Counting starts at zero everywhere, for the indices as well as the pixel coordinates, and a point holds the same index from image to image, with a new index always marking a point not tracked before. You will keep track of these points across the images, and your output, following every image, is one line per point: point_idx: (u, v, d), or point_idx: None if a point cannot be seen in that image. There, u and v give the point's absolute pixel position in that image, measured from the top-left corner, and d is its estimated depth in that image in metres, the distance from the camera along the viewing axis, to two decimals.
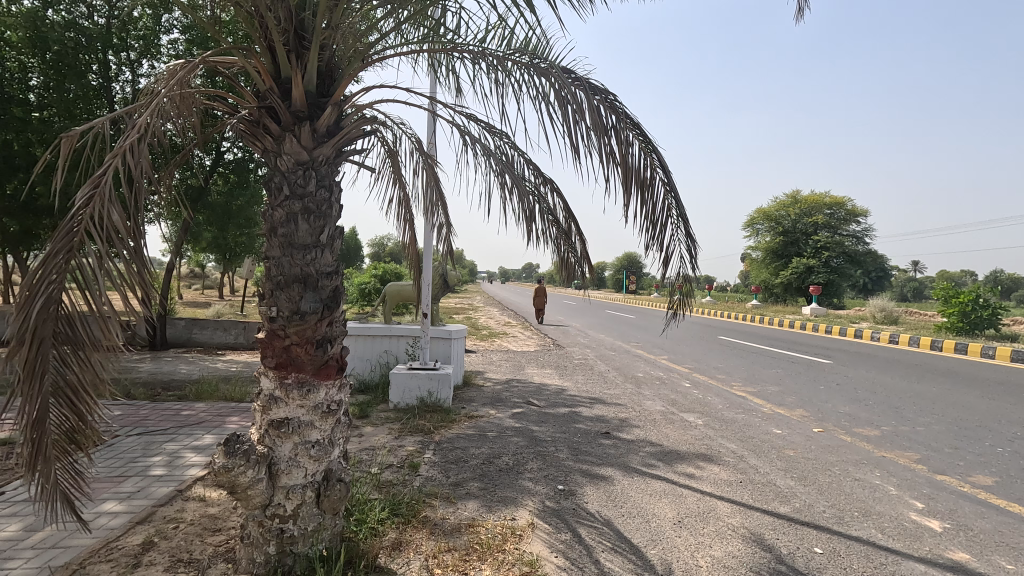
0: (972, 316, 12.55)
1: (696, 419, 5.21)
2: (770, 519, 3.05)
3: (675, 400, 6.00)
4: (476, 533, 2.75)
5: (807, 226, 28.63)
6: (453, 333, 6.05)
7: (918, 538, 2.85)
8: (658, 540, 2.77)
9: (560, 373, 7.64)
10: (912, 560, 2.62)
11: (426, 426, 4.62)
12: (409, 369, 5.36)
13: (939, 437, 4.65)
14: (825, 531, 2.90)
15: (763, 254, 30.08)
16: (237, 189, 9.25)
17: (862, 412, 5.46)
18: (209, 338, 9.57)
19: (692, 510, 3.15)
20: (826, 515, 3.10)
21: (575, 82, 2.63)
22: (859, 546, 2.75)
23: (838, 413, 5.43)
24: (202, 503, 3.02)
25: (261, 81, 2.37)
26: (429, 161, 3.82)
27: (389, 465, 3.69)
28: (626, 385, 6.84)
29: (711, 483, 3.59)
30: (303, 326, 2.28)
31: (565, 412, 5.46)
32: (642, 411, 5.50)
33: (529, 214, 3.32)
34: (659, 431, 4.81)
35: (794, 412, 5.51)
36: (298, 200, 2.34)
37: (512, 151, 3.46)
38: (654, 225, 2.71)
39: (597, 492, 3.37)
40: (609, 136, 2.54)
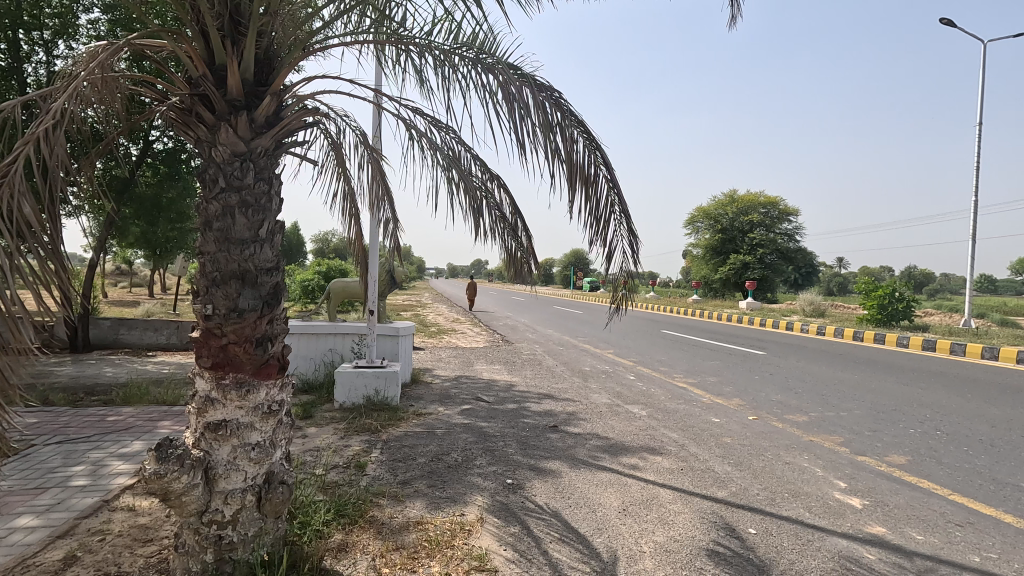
0: (889, 308, 13.55)
1: (640, 410, 5.38)
2: (709, 503, 3.19)
3: (621, 392, 6.18)
4: (425, 530, 2.74)
5: (743, 225, 30.12)
6: (400, 330, 5.96)
7: (841, 514, 3.06)
8: (603, 528, 2.86)
9: (509, 369, 7.70)
10: (835, 536, 2.81)
11: (373, 425, 4.54)
12: (355, 367, 5.25)
13: (860, 421, 5.00)
14: (759, 513, 3.07)
15: (703, 252, 31.40)
16: (168, 181, 8.80)
17: (793, 400, 5.79)
18: (138, 339, 9.01)
19: (635, 498, 3.25)
20: (759, 498, 3.28)
21: (522, 79, 2.64)
22: (790, 525, 2.93)
23: (771, 401, 5.73)
24: (131, 513, 2.85)
25: (193, 67, 2.26)
26: (375, 155, 3.75)
27: (334, 466, 3.61)
28: (573, 379, 6.97)
29: (654, 472, 3.71)
30: (241, 324, 2.20)
31: (513, 407, 5.51)
32: (589, 404, 5.61)
33: (476, 211, 3.31)
34: (605, 423, 4.94)
35: (731, 401, 5.79)
36: (235, 192, 2.24)
37: (459, 145, 3.43)
38: (598, 221, 2.76)
39: (545, 485, 3.41)
40: (554, 133, 2.57)
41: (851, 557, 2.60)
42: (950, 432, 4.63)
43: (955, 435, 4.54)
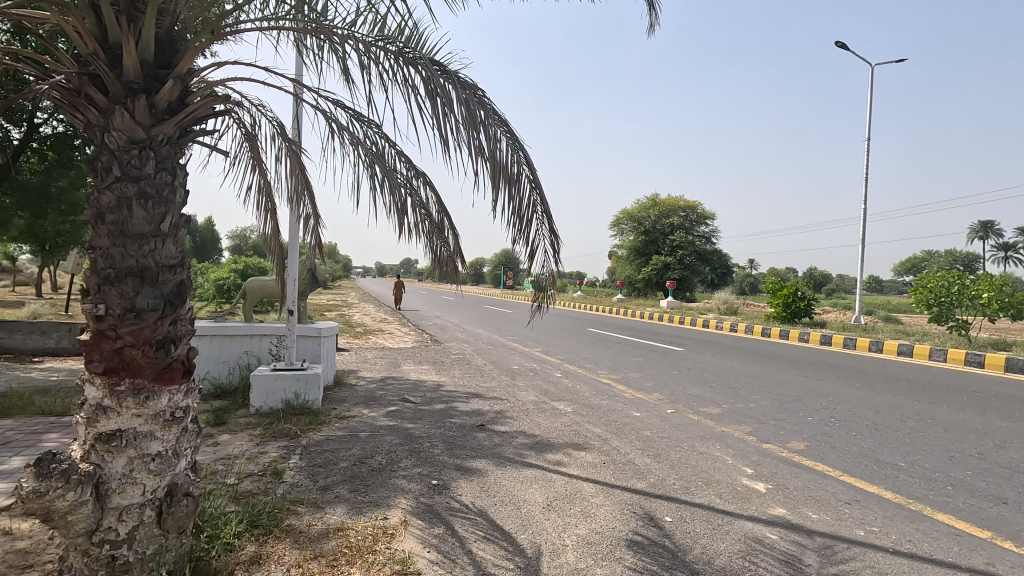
0: (792, 306, 14.67)
1: (566, 407, 5.50)
2: (628, 494, 3.32)
3: (547, 390, 6.28)
4: (345, 536, 2.66)
5: (665, 227, 31.59)
6: (323, 330, 5.74)
7: (747, 499, 3.28)
8: (527, 524, 2.89)
9: (437, 369, 7.63)
10: (742, 519, 3.00)
11: (292, 430, 4.34)
12: (273, 370, 5.00)
13: (766, 411, 5.37)
14: (674, 502, 3.22)
15: (628, 253, 32.62)
16: (58, 169, 7.98)
17: (707, 393, 6.12)
18: (21, 343, 8.10)
19: (559, 493, 3.31)
20: (675, 487, 3.45)
21: (445, 76, 2.61)
22: (703, 511, 3.10)
23: (688, 395, 6.04)
24: (8, 537, 2.56)
25: (82, 44, 2.06)
26: (294, 148, 3.59)
27: (248, 474, 3.42)
28: (501, 378, 7.01)
29: (577, 466, 3.81)
30: (139, 325, 2.02)
31: (440, 407, 5.46)
32: (516, 402, 5.66)
33: (401, 208, 3.25)
34: (532, 420, 5.01)
35: (651, 395, 6.04)
36: (133, 182, 2.07)
37: (383, 141, 3.35)
38: (520, 220, 2.78)
39: (470, 484, 3.41)
40: (478, 131, 2.57)
41: (756, 538, 2.79)
42: (841, 419, 5.08)
43: (846, 421, 4.99)
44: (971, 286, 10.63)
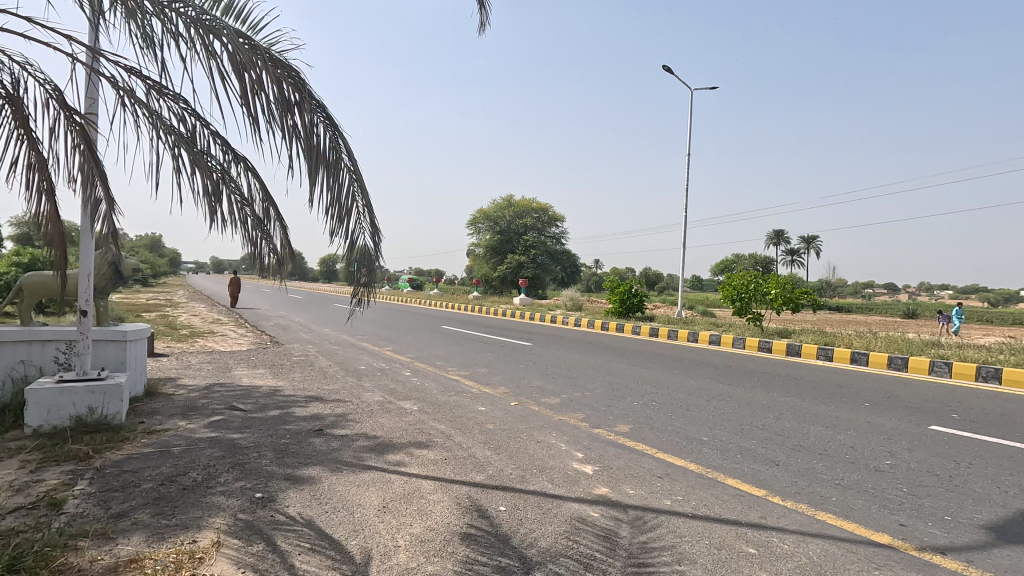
0: (628, 302, 16.15)
1: (412, 406, 5.42)
2: (466, 488, 3.36)
3: (394, 389, 6.14)
4: (141, 568, 2.32)
5: (519, 227, 33.01)
6: (129, 334, 4.97)
7: (576, 482, 3.51)
8: (359, 530, 2.78)
9: (275, 372, 7.06)
10: (570, 502, 3.20)
11: (82, 451, 3.69)
12: (57, 382, 4.20)
13: (599, 398, 5.82)
14: (509, 491, 3.33)
15: (484, 251, 33.43)
16: None
17: (549, 385, 6.46)
18: None
19: (396, 494, 3.24)
20: (512, 476, 3.57)
21: (254, 51, 2.42)
22: (535, 497, 3.25)
23: (531, 387, 6.32)
24: None
25: None
26: (78, 121, 3.06)
27: (13, 510, 2.83)
28: (346, 379, 6.70)
29: (418, 465, 3.76)
30: None
31: (274, 414, 5.05)
32: (360, 404, 5.45)
33: (213, 196, 2.94)
34: (375, 421, 4.85)
35: (497, 389, 6.21)
36: None
37: (191, 120, 2.99)
38: (340, 211, 2.67)
39: (300, 494, 3.19)
40: (291, 114, 2.41)
41: (580, 518, 2.99)
42: (660, 402, 5.69)
43: (664, 404, 5.59)
44: (764, 284, 12.62)
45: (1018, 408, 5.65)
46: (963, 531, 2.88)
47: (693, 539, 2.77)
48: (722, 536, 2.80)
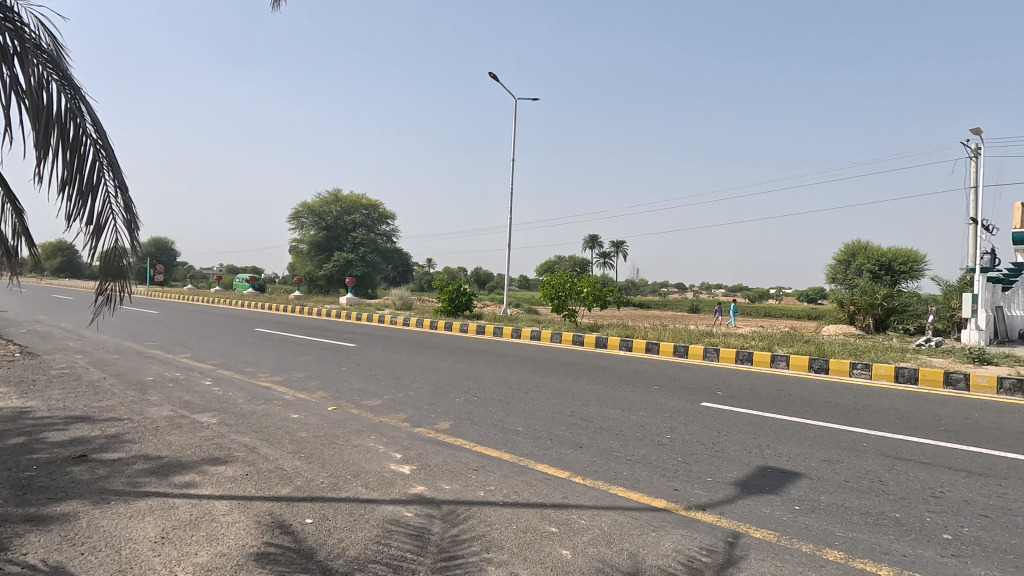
0: (457, 300, 16.45)
1: (209, 419, 4.81)
2: (268, 504, 3.07)
3: (189, 401, 5.40)
4: None
5: (347, 224, 31.94)
6: None
7: (392, 483, 3.43)
8: (127, 568, 2.37)
9: (23, 390, 5.72)
10: (384, 504, 3.12)
11: None
12: None
13: (422, 397, 5.79)
14: (318, 501, 3.13)
15: (308, 247, 31.54)
16: None
17: (371, 387, 6.25)
18: None
19: (180, 520, 2.83)
20: (323, 485, 3.36)
21: None
22: (346, 505, 3.10)
23: (352, 390, 6.05)
24: None
25: None
26: None
27: None
28: (126, 393, 5.70)
29: (212, 484, 3.34)
30: None
31: (18, 441, 4.08)
32: (142, 421, 4.67)
33: None
34: (160, 440, 4.20)
35: (313, 394, 5.82)
36: None
37: None
38: (73, 179, 2.44)
39: (46, 537, 2.61)
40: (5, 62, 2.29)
41: (393, 520, 2.92)
42: (482, 397, 5.86)
43: (485, 398, 5.77)
44: (578, 283, 13.82)
45: (762, 383, 6.98)
46: (718, 488, 3.46)
47: (502, 526, 2.89)
48: (528, 519, 2.96)
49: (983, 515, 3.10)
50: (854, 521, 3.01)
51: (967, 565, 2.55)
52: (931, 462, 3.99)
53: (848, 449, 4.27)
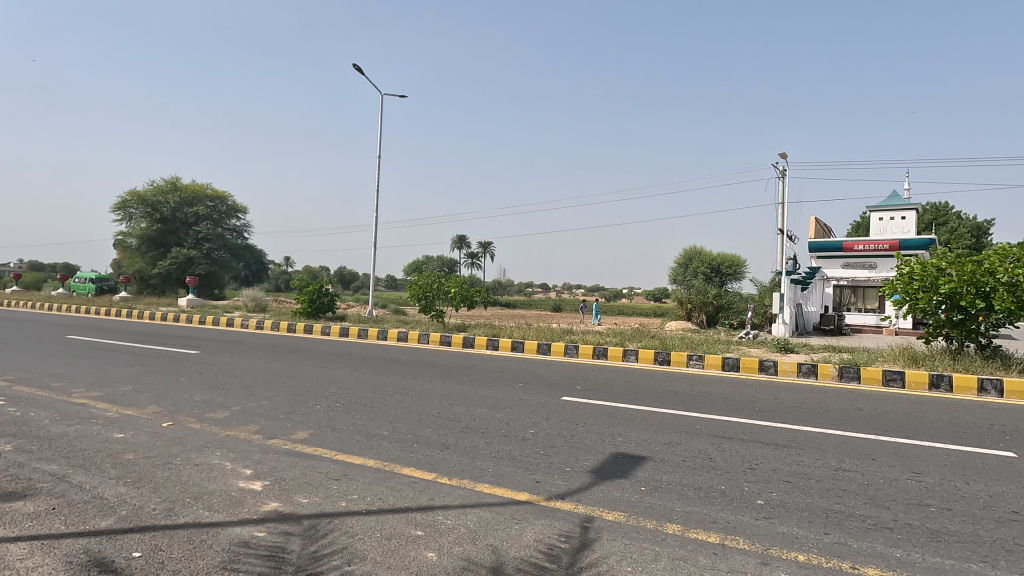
0: (317, 301, 15.57)
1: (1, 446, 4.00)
2: (83, 541, 2.64)
3: None
4: None
5: None
6: None
7: (240, 502, 3.14)
8: None
9: None
10: (231, 526, 2.85)
11: None
12: None
13: (277, 406, 5.37)
14: (149, 531, 2.76)
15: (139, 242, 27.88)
16: None
17: (217, 398, 5.66)
18: None
19: None
20: (155, 512, 2.97)
21: None
22: (183, 532, 2.77)
23: (193, 403, 5.42)
24: None
25: None
26: None
27: None
28: None
29: (4, 525, 2.78)
30: None
31: None
32: None
33: None
34: None
35: (144, 410, 5.12)
36: None
37: None
38: None
39: None
40: None
41: (241, 542, 2.68)
42: (344, 402, 5.61)
43: (347, 404, 5.53)
44: (445, 283, 13.83)
45: (615, 377, 7.58)
46: (576, 477, 3.68)
47: (365, 535, 2.79)
48: (393, 526, 2.90)
49: (786, 481, 3.68)
50: (689, 496, 3.39)
51: (774, 525, 3.01)
52: (749, 439, 4.63)
53: (685, 432, 4.80)
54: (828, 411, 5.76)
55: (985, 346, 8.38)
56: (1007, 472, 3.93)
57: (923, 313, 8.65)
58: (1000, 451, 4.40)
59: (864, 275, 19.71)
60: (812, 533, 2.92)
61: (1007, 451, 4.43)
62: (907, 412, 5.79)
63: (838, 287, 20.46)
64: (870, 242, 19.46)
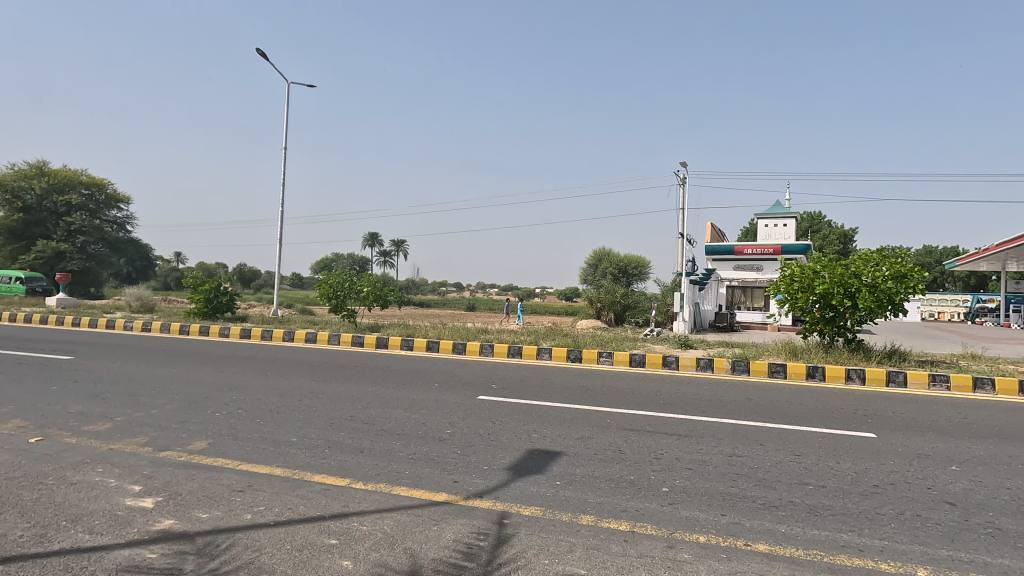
0: (214, 301, 14.49)
1: None
2: None
3: None
4: None
5: None
6: None
7: (128, 522, 2.86)
8: None
9: None
10: (117, 549, 2.59)
11: None
12: None
13: (169, 416, 4.93)
14: (17, 563, 2.44)
15: None
16: None
17: (96, 408, 5.10)
18: None
19: None
20: (22, 540, 2.63)
21: None
22: (59, 561, 2.48)
23: (67, 415, 4.84)
24: None
25: None
26: None
27: None
28: None
29: None
30: None
31: None
32: None
33: None
34: None
35: (5, 424, 4.49)
36: None
37: None
38: None
39: None
40: None
41: (131, 567, 2.44)
42: (248, 408, 5.26)
43: (251, 410, 5.20)
44: (357, 282, 13.39)
45: (530, 375, 7.73)
46: (494, 474, 3.72)
47: (273, 548, 2.64)
48: (304, 536, 2.77)
49: (688, 468, 3.95)
50: (601, 487, 3.54)
51: (678, 509, 3.23)
52: (654, 430, 4.92)
53: (597, 426, 5.00)
54: (723, 402, 6.24)
55: (851, 340, 9.48)
56: (869, 450, 4.48)
57: (802, 311, 9.63)
58: (863, 433, 5.02)
59: (752, 276, 21.56)
60: (711, 515, 3.16)
61: (869, 432, 5.05)
62: (790, 401, 6.41)
63: (730, 288, 22.20)
64: (758, 246, 21.31)
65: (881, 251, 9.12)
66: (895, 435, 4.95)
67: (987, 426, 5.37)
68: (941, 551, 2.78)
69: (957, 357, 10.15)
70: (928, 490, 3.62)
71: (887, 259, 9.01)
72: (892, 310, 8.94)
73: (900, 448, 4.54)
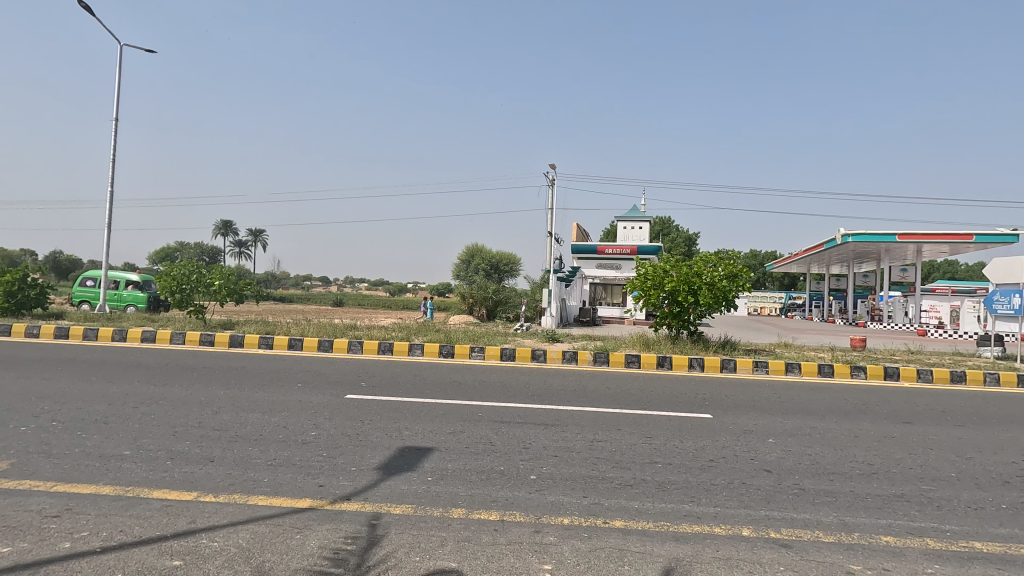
0: (18, 295, 12.19)
1: None
2: None
3: None
4: None
5: None
6: None
7: None
8: None
9: None
10: None
11: None
12: None
13: None
14: None
15: None
16: None
17: None
18: None
19: None
20: None
21: None
22: None
23: None
24: None
25: None
26: None
27: None
28: None
29: None
30: None
31: None
32: None
33: None
34: None
35: None
36: None
37: None
38: None
39: None
40: None
41: None
42: (66, 420, 4.51)
43: (69, 422, 4.45)
44: (206, 275, 12.09)
45: (402, 371, 7.58)
46: (362, 475, 3.60)
47: None
48: (139, 560, 2.45)
49: (553, 455, 4.16)
50: (472, 480, 3.60)
51: (544, 495, 3.39)
52: (523, 421, 5.10)
53: (468, 420, 5.07)
54: (586, 391, 6.67)
55: (693, 332, 10.62)
56: (706, 429, 5.09)
57: (653, 307, 10.57)
58: (702, 414, 5.67)
59: (612, 275, 23.25)
60: (574, 498, 3.37)
61: (706, 413, 5.72)
62: (643, 388, 7.05)
63: (593, 285, 23.71)
64: (617, 247, 23.03)
65: (718, 254, 10.28)
66: (726, 415, 5.66)
67: (795, 403, 6.37)
68: (760, 512, 3.25)
69: (775, 346, 11.84)
70: (751, 460, 4.21)
71: (722, 261, 10.19)
72: (725, 306, 10.16)
73: (730, 426, 5.21)
